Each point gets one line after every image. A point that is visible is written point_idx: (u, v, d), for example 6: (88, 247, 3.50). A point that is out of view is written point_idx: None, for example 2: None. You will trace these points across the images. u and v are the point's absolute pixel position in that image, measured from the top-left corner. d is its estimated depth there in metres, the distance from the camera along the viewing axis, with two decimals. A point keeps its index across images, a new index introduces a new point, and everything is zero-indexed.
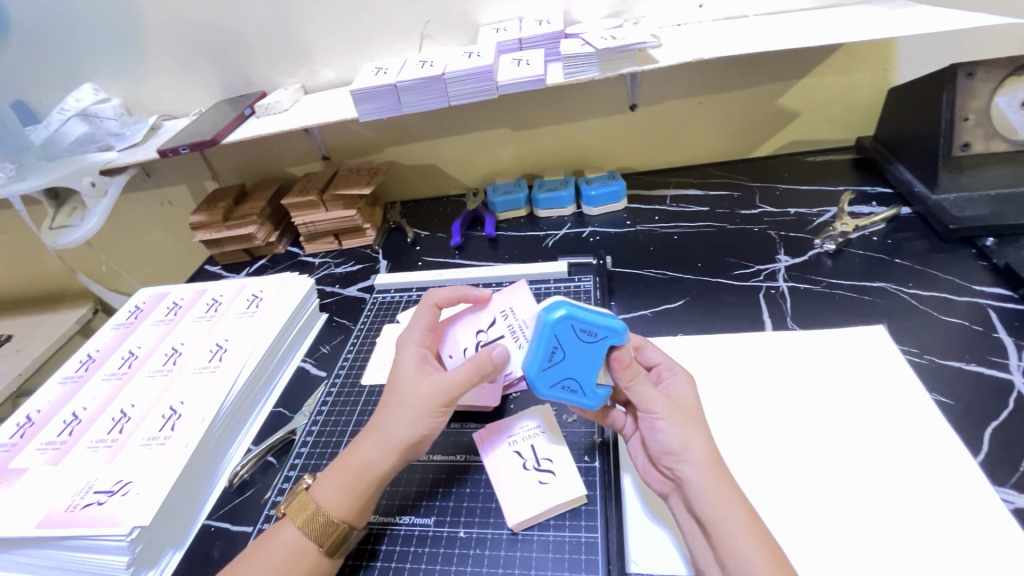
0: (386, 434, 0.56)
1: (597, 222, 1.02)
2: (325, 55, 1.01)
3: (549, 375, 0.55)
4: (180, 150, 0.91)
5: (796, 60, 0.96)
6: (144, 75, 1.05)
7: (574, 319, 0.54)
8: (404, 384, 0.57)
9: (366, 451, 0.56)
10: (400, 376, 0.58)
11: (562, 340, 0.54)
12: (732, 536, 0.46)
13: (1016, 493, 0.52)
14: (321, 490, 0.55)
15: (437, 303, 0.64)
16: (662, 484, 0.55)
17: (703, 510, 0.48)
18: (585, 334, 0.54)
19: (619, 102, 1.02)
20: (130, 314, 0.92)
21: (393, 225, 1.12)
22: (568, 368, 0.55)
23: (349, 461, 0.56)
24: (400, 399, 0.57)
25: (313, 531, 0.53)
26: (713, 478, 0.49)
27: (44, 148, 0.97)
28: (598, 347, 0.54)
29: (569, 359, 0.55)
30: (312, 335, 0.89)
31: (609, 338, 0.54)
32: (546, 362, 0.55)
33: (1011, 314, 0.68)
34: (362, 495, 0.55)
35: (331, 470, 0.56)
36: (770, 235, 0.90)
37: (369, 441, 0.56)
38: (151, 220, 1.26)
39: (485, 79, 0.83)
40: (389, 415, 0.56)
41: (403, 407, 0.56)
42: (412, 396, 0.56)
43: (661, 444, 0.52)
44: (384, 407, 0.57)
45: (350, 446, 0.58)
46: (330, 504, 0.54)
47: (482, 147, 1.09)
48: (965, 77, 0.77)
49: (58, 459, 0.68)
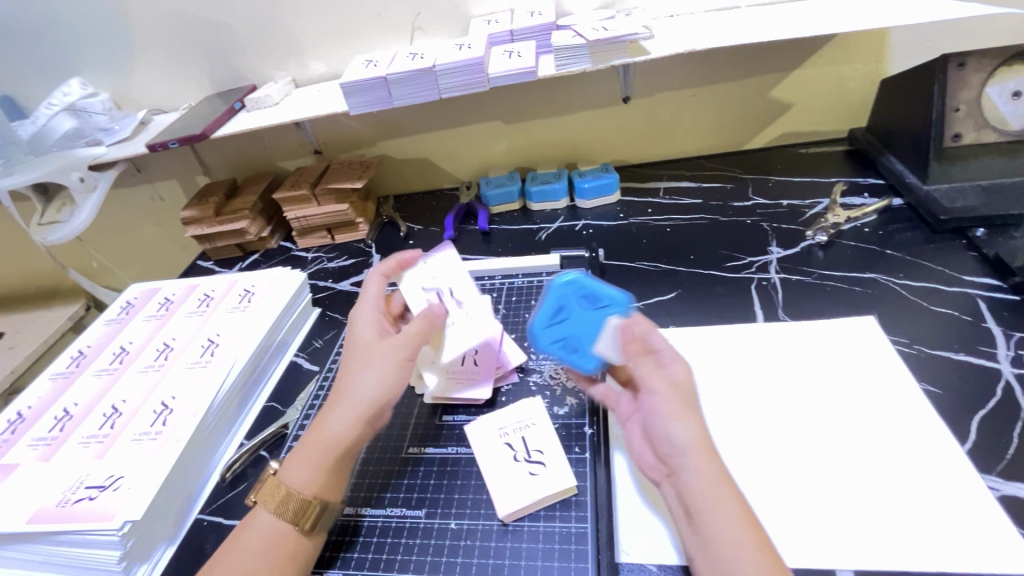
0: (351, 398, 0.57)
1: (591, 216, 1.02)
2: (316, 49, 1.00)
3: (551, 331, 0.63)
4: (169, 144, 0.90)
5: (789, 51, 0.96)
6: (133, 68, 1.04)
7: (583, 284, 0.62)
8: (365, 350, 0.60)
9: (331, 419, 0.57)
10: (360, 344, 0.61)
11: (568, 303, 0.62)
12: (723, 527, 0.46)
13: (1003, 481, 0.53)
14: (289, 472, 0.55)
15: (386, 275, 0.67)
16: (655, 470, 0.55)
17: (693, 500, 0.48)
18: (592, 300, 0.61)
19: (613, 94, 1.02)
20: (122, 310, 0.92)
21: (386, 218, 1.11)
22: (570, 329, 0.62)
23: (317, 432, 0.57)
24: (365, 362, 0.59)
25: (289, 514, 0.53)
26: (707, 468, 0.49)
27: (32, 142, 0.96)
28: (599, 313, 0.61)
29: (573, 320, 0.62)
30: (305, 329, 0.89)
31: (612, 305, 0.61)
32: (552, 319, 0.62)
33: (1000, 304, 0.69)
34: (333, 464, 0.56)
35: (298, 450, 0.57)
36: (763, 227, 0.90)
37: (335, 410, 0.57)
38: (144, 214, 1.26)
39: (477, 71, 0.82)
40: (355, 379, 0.58)
41: (370, 370, 0.58)
42: (377, 358, 0.59)
43: (661, 430, 0.52)
44: (348, 373, 0.59)
45: (316, 422, 0.58)
46: (300, 482, 0.54)
47: (474, 140, 1.09)
48: (957, 67, 0.77)
49: (50, 455, 0.68)
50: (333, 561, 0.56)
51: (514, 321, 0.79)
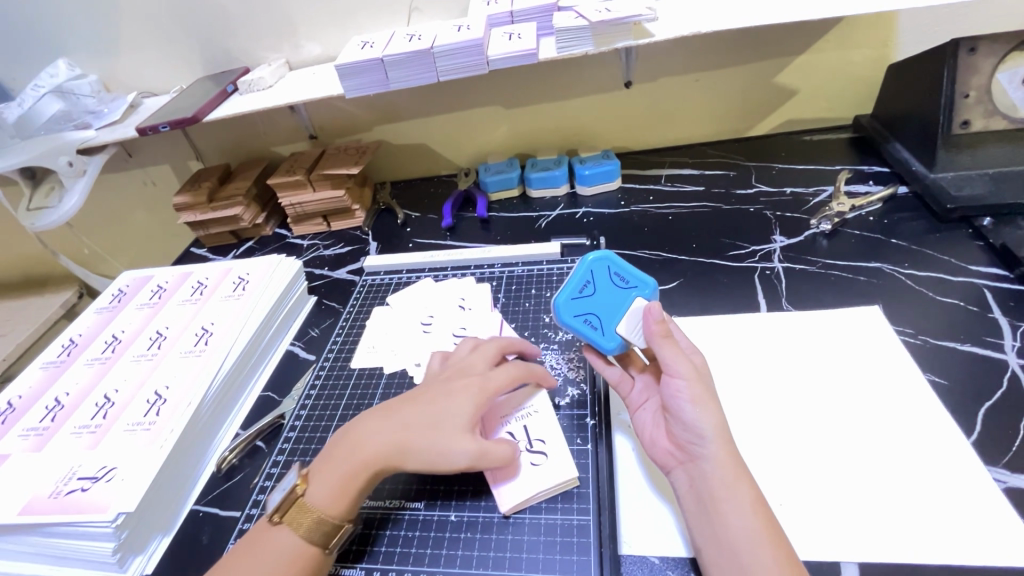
0: (396, 439, 0.56)
1: (592, 203, 1.00)
2: (310, 30, 0.97)
3: (577, 304, 0.60)
4: (159, 128, 0.88)
5: (794, 35, 0.94)
6: (121, 50, 1.01)
7: (612, 263, 0.61)
8: (446, 412, 0.57)
9: (371, 442, 0.56)
10: (451, 401, 0.58)
11: (597, 278, 0.61)
12: (741, 515, 0.46)
13: (1009, 473, 0.52)
14: (316, 494, 0.54)
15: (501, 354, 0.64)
16: (668, 457, 0.53)
17: (712, 488, 0.48)
18: (620, 279, 0.61)
19: (614, 79, 1.00)
20: (114, 298, 0.90)
21: (383, 206, 1.09)
22: (595, 304, 0.60)
23: (348, 448, 0.57)
24: (425, 423, 0.56)
25: (305, 528, 0.52)
26: (727, 457, 0.49)
27: (17, 126, 0.92)
28: (627, 292, 0.60)
29: (599, 295, 0.60)
30: (300, 319, 0.87)
31: (639, 288, 0.60)
32: (578, 291, 0.60)
33: (1007, 295, 0.68)
34: (353, 486, 0.54)
35: (325, 467, 0.56)
36: (766, 215, 0.89)
37: (379, 435, 0.56)
38: (136, 201, 1.23)
39: (476, 53, 0.80)
40: (409, 419, 0.57)
41: (423, 423, 0.56)
42: (435, 429, 0.56)
43: (681, 413, 0.51)
44: (403, 413, 0.58)
45: (352, 437, 0.58)
46: (320, 498, 0.54)
47: (474, 125, 1.07)
48: (967, 52, 0.75)
49: (41, 445, 0.66)
50: (350, 555, 0.55)
51: (514, 310, 0.78)
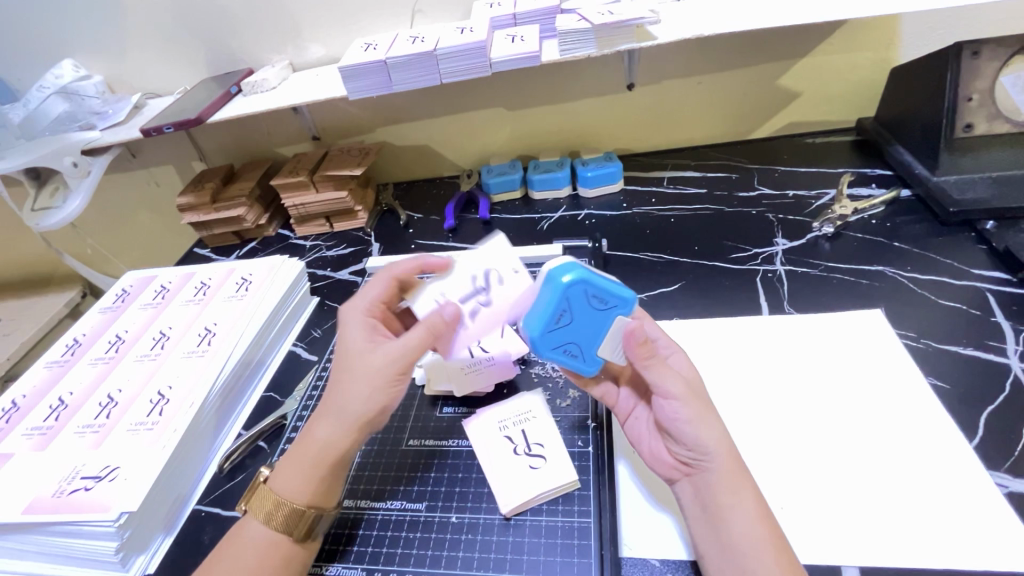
0: (340, 411, 0.54)
1: (594, 205, 1.00)
2: (314, 32, 0.98)
3: (553, 337, 0.55)
4: (164, 129, 0.89)
5: (798, 37, 0.94)
6: (126, 51, 1.02)
7: (588, 285, 0.53)
8: (356, 357, 0.56)
9: (321, 431, 0.54)
10: (351, 351, 0.57)
11: (572, 305, 0.54)
12: (743, 522, 0.47)
13: (1011, 477, 0.52)
14: (280, 482, 0.54)
15: (399, 275, 0.62)
16: (671, 469, 0.53)
17: (715, 495, 0.48)
18: (597, 301, 0.54)
19: (617, 81, 1.00)
20: (117, 298, 0.90)
21: (386, 207, 1.10)
22: (572, 332, 0.55)
23: (304, 442, 0.55)
24: (350, 373, 0.55)
25: (273, 519, 0.52)
26: (729, 466, 0.49)
27: (23, 127, 0.94)
28: (606, 314, 0.55)
29: (577, 323, 0.55)
30: (303, 319, 0.88)
31: (618, 306, 0.55)
32: (553, 325, 0.54)
33: (1009, 299, 0.68)
34: (319, 470, 0.54)
35: (287, 458, 0.55)
36: (768, 217, 0.89)
37: (325, 422, 0.55)
38: (140, 201, 1.24)
39: (479, 55, 0.80)
40: (339, 392, 0.55)
41: (352, 381, 0.55)
42: (360, 373, 0.55)
43: (678, 426, 0.51)
44: (329, 397, 0.55)
45: (304, 430, 0.56)
46: (284, 486, 0.53)
47: (477, 127, 1.07)
48: (970, 55, 0.75)
49: (45, 444, 0.67)
50: (336, 555, 0.55)
51: None
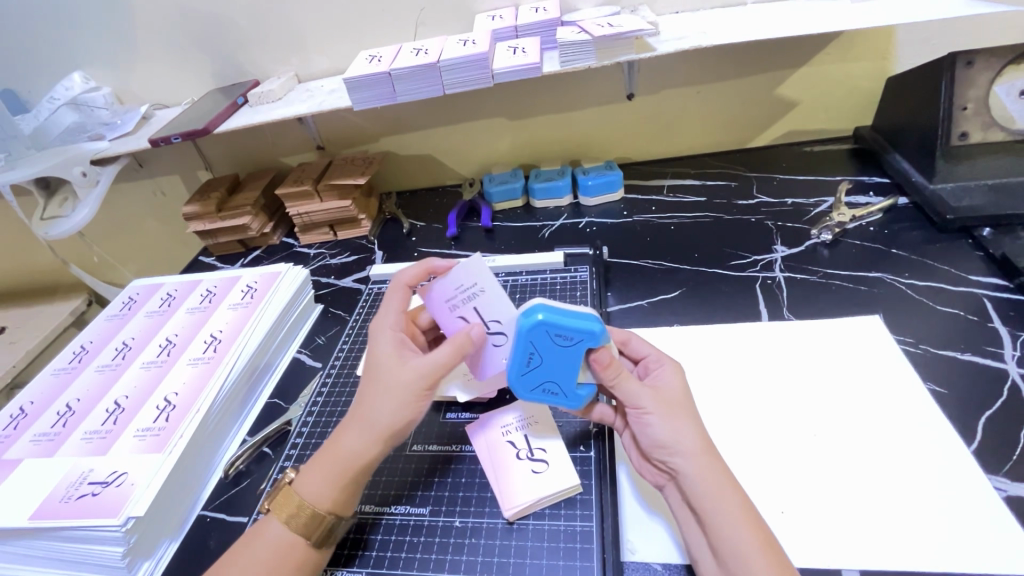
0: (367, 422, 0.55)
1: (595, 213, 1.01)
2: (319, 44, 0.99)
3: (529, 377, 0.56)
4: (171, 139, 0.90)
5: (795, 48, 0.95)
6: (134, 65, 1.04)
7: (549, 325, 0.53)
8: (385, 371, 0.56)
9: (349, 440, 0.55)
10: (380, 364, 0.57)
11: (539, 345, 0.54)
12: (726, 525, 0.47)
13: (1009, 481, 0.52)
14: (304, 484, 0.54)
15: (410, 284, 0.64)
16: (656, 475, 0.55)
17: (697, 500, 0.49)
18: (561, 338, 0.53)
19: (617, 91, 1.01)
20: (124, 305, 0.91)
21: (389, 215, 1.11)
22: (546, 372, 0.55)
23: (331, 449, 0.55)
24: (381, 384, 0.56)
25: (294, 519, 0.53)
26: (705, 469, 0.49)
27: (33, 138, 0.97)
28: (574, 350, 0.54)
29: (547, 362, 0.55)
30: (307, 327, 0.89)
31: (585, 341, 0.53)
32: (524, 367, 0.55)
33: (1007, 304, 0.69)
34: (344, 478, 0.54)
35: (314, 460, 0.56)
36: (767, 225, 0.90)
37: (353, 430, 0.55)
38: (147, 210, 1.26)
39: (481, 66, 0.81)
40: (368, 404, 0.55)
41: (380, 395, 0.55)
42: (388, 386, 0.55)
43: (651, 437, 0.52)
44: (358, 408, 0.56)
45: (333, 435, 0.57)
46: (306, 489, 0.54)
47: (479, 137, 1.09)
48: (964, 65, 0.77)
49: (51, 451, 0.67)
50: (342, 559, 0.56)
51: None
